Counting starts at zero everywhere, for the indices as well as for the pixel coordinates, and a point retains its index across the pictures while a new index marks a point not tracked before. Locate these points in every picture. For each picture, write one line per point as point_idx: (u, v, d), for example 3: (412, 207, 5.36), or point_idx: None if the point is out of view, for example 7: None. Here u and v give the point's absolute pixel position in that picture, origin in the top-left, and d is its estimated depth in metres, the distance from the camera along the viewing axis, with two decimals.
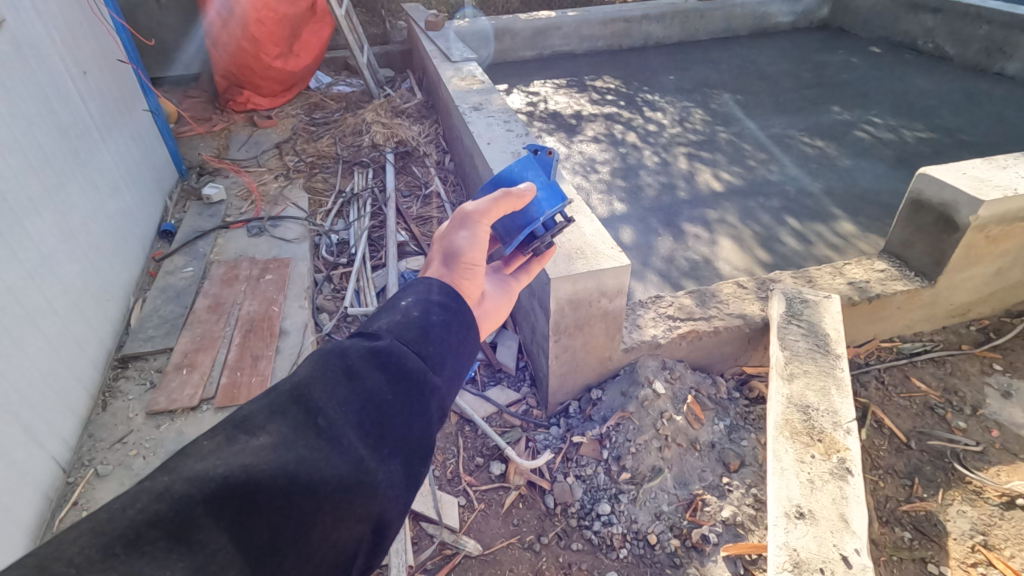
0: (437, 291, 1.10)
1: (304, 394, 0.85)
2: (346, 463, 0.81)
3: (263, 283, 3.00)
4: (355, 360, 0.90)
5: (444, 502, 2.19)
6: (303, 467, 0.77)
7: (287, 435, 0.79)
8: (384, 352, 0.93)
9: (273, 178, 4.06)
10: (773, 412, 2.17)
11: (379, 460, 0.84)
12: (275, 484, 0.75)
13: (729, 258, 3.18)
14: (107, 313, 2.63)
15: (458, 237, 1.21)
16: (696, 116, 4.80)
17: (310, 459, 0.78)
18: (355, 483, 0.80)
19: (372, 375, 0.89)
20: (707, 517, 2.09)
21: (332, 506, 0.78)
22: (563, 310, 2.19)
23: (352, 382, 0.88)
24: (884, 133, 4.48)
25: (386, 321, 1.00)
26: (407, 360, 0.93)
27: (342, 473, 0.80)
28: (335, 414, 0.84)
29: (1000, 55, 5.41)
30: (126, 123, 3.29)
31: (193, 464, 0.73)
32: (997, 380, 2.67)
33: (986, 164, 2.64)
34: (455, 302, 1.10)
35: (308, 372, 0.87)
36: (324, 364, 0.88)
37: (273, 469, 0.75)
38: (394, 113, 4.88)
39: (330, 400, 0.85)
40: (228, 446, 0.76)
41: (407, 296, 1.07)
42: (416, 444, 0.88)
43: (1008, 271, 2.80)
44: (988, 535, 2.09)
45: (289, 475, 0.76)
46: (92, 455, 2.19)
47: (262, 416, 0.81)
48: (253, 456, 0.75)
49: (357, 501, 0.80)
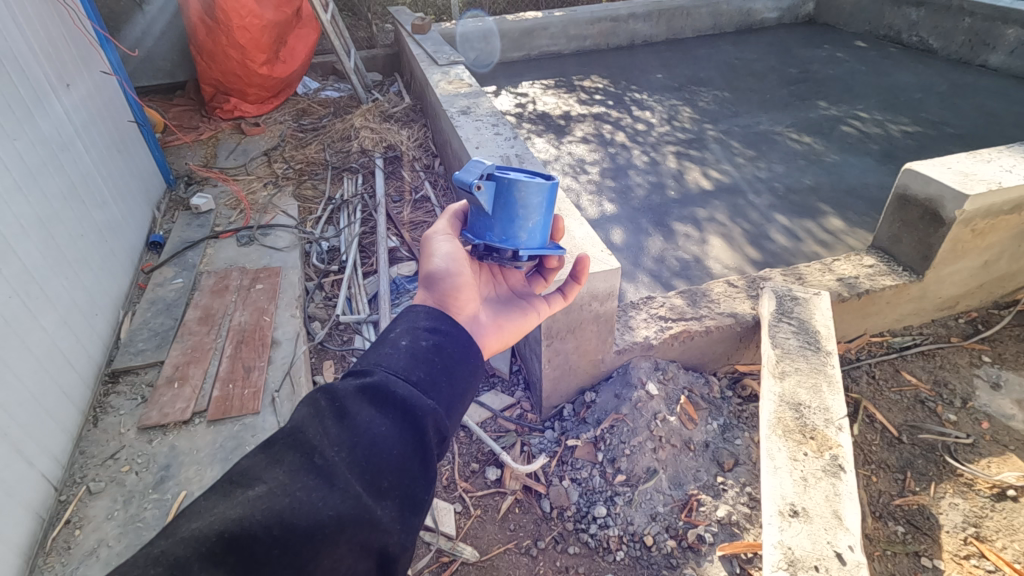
0: (427, 318, 1.14)
1: (299, 437, 0.87)
2: (344, 500, 0.82)
3: (254, 292, 2.99)
4: (346, 398, 0.92)
5: (440, 509, 2.19)
6: (299, 512, 0.79)
7: (283, 482, 0.81)
8: (374, 386, 0.95)
9: (262, 186, 4.04)
10: (766, 411, 2.17)
11: (376, 494, 0.86)
12: (271, 534, 0.77)
13: (720, 256, 3.20)
14: (96, 328, 2.61)
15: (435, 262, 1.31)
16: (684, 113, 4.82)
17: (306, 502, 0.80)
18: (354, 521, 0.82)
19: (364, 411, 0.91)
20: (702, 517, 2.10)
21: (333, 546, 0.80)
22: (555, 314, 2.19)
23: (345, 419, 0.90)
24: (870, 127, 4.51)
25: (375, 355, 1.03)
26: (398, 390, 0.95)
27: (339, 511, 0.81)
28: (330, 453, 0.86)
29: (983, 47, 5.46)
30: (112, 134, 3.27)
31: (191, 523, 0.76)
32: (986, 372, 2.69)
33: (970, 159, 2.66)
34: (443, 325, 1.14)
35: (306, 413, 0.90)
36: (317, 405, 0.91)
37: (268, 518, 0.78)
38: (383, 118, 4.87)
39: (324, 440, 0.87)
40: (226, 502, 0.79)
41: (396, 326, 1.11)
42: (415, 473, 0.90)
43: (995, 263, 2.83)
44: (979, 527, 2.11)
45: (284, 522, 0.78)
46: (84, 472, 2.18)
47: (262, 465, 0.84)
48: (248, 508, 0.78)
49: (357, 539, 0.82)
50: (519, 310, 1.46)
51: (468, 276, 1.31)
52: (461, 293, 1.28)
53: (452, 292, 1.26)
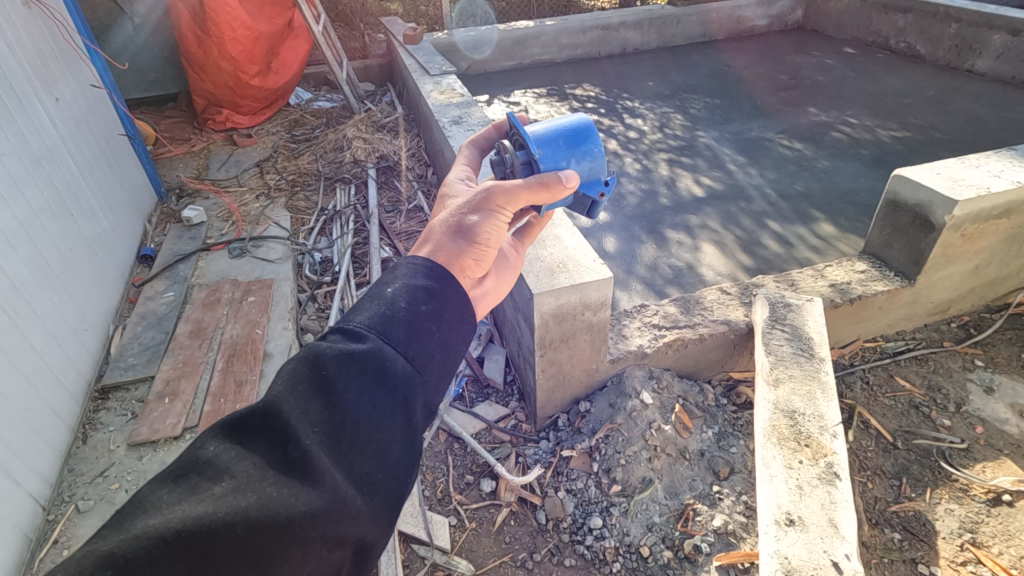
0: (419, 274, 1.08)
1: (275, 414, 0.85)
2: (318, 497, 0.80)
3: (246, 305, 2.97)
4: (332, 371, 0.90)
5: (434, 523, 2.18)
6: (266, 509, 0.76)
7: (252, 475, 0.79)
8: (366, 359, 0.92)
9: (254, 198, 4.02)
10: (761, 419, 2.17)
11: (357, 484, 0.85)
12: (234, 532, 0.74)
13: (712, 263, 3.20)
14: (86, 343, 2.59)
15: (472, 217, 1.22)
16: (676, 121, 4.84)
17: (276, 500, 0.78)
18: (329, 515, 0.80)
19: (351, 386, 0.89)
20: (698, 526, 2.09)
21: (305, 540, 0.78)
22: (548, 324, 2.19)
23: (328, 398, 0.88)
24: (860, 133, 4.55)
25: (368, 317, 0.99)
26: (390, 366, 0.94)
27: (312, 507, 0.79)
28: (308, 440, 0.83)
29: (970, 53, 5.51)
30: (102, 147, 3.26)
31: (149, 519, 0.73)
32: (980, 376, 2.70)
33: (959, 164, 2.68)
34: (438, 284, 1.08)
35: (283, 389, 0.87)
36: (297, 380, 0.88)
37: (232, 517, 0.75)
38: (375, 128, 4.88)
39: (302, 421, 0.84)
40: (189, 498, 0.76)
41: (394, 282, 1.06)
42: (400, 456, 0.90)
43: (985, 267, 2.84)
44: (976, 533, 2.11)
45: (249, 520, 0.75)
46: (73, 490, 2.15)
47: (231, 457, 0.81)
48: (211, 506, 0.75)
49: (332, 532, 0.80)
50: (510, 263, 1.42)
51: (492, 244, 1.23)
52: (484, 259, 1.21)
53: (474, 259, 1.19)
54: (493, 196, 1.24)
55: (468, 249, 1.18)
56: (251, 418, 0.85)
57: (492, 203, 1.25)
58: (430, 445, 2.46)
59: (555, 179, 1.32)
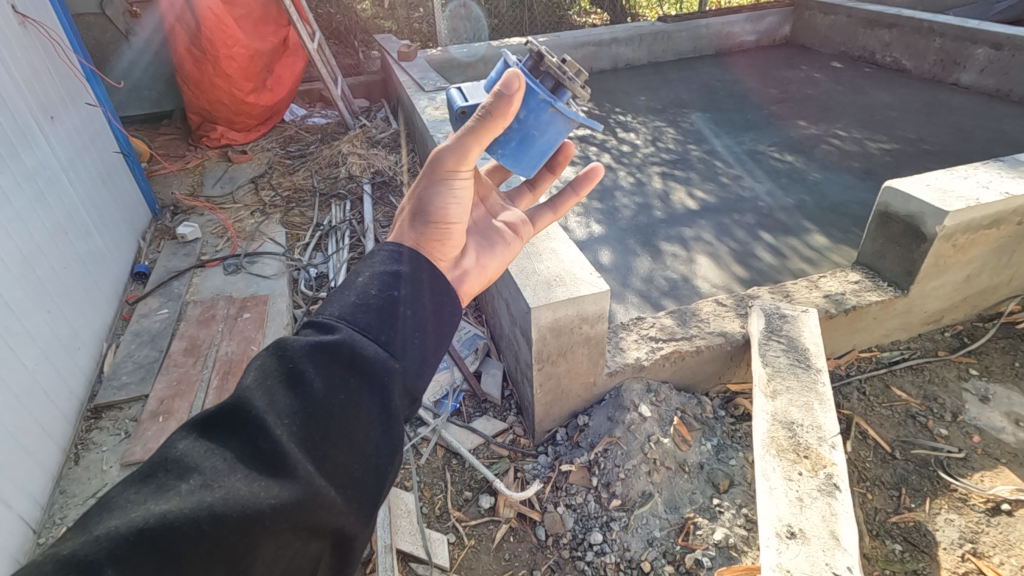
0: (395, 261, 1.11)
1: (245, 406, 0.83)
2: (290, 490, 0.79)
3: (242, 321, 2.95)
4: (301, 362, 0.89)
5: (433, 540, 2.15)
6: (233, 505, 0.74)
7: (221, 471, 0.77)
8: (337, 348, 0.92)
9: (249, 214, 4.02)
10: (759, 430, 2.17)
11: (330, 476, 0.85)
12: (199, 529, 0.72)
13: (708, 275, 3.22)
14: (78, 362, 2.57)
15: (432, 196, 1.22)
16: (668, 135, 4.90)
17: (245, 495, 0.76)
18: (301, 508, 0.79)
19: (323, 373, 0.89)
20: (699, 540, 2.07)
21: (279, 530, 0.77)
22: (545, 337, 2.19)
23: (298, 388, 0.87)
24: (850, 145, 4.61)
25: (339, 308, 0.99)
26: (365, 352, 0.94)
27: (284, 500, 0.78)
28: (278, 431, 0.82)
29: (955, 66, 5.61)
30: (97, 165, 3.25)
31: (110, 520, 0.71)
32: (975, 385, 2.71)
33: (948, 175, 2.72)
34: (408, 270, 1.11)
35: (252, 381, 0.86)
36: (265, 372, 0.88)
37: (197, 513, 0.72)
38: (370, 143, 4.90)
39: (271, 412, 0.83)
40: (155, 496, 0.74)
41: (362, 272, 1.07)
42: (378, 443, 0.91)
43: (977, 277, 2.86)
44: (976, 543, 2.10)
45: (214, 516, 0.73)
46: (65, 513, 2.11)
47: (200, 453, 0.79)
48: (177, 503, 0.73)
49: (305, 524, 0.80)
50: (499, 243, 1.46)
51: (460, 222, 1.25)
52: (449, 237, 1.24)
53: (440, 237, 1.23)
54: (443, 161, 1.21)
55: (431, 230, 1.21)
56: (220, 412, 0.84)
57: (444, 171, 1.21)
58: (428, 462, 2.44)
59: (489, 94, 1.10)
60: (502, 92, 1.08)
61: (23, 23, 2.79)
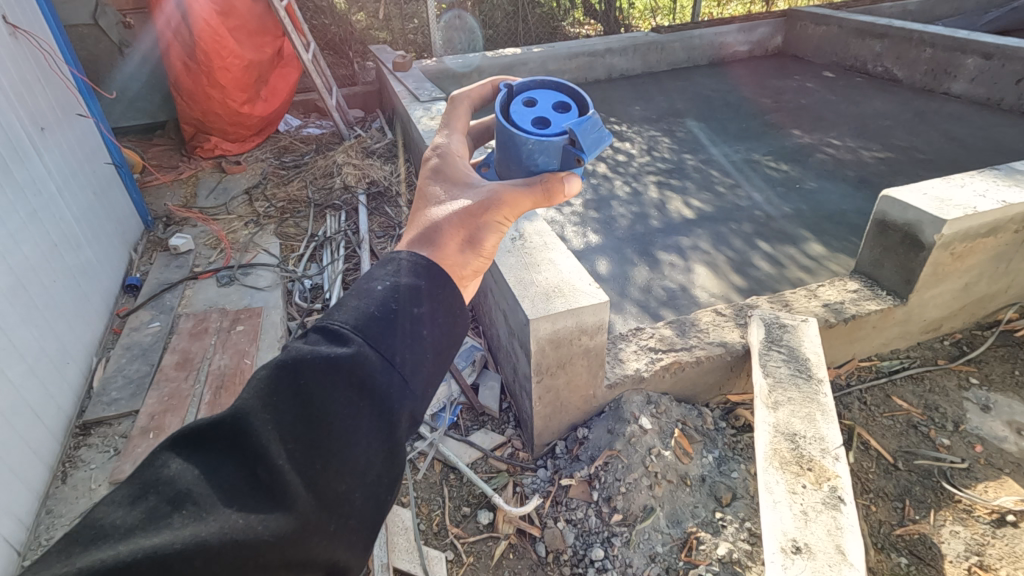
0: (412, 273, 1.00)
1: (244, 429, 0.80)
2: (286, 521, 0.76)
3: (235, 334, 2.90)
4: (308, 381, 0.84)
5: (431, 558, 2.10)
6: (229, 538, 0.71)
7: (215, 500, 0.74)
8: (348, 366, 0.86)
9: (243, 225, 3.98)
10: (761, 443, 2.14)
11: (328, 506, 0.80)
12: (190, 564, 0.69)
13: (706, 285, 3.20)
14: (67, 378, 2.51)
15: (483, 227, 1.14)
16: (663, 144, 4.91)
17: (241, 527, 0.73)
18: (297, 540, 0.76)
19: (331, 395, 0.84)
20: (702, 556, 2.03)
21: (273, 564, 0.74)
22: (544, 349, 2.16)
23: (301, 411, 0.82)
24: (844, 154, 4.62)
25: (352, 316, 0.92)
26: (376, 374, 0.88)
27: (281, 534, 0.75)
28: (279, 460, 0.79)
29: (946, 76, 5.66)
30: (89, 177, 3.22)
31: (97, 551, 0.67)
32: (976, 394, 2.69)
33: (944, 184, 2.73)
34: (429, 283, 1.00)
35: (254, 399, 0.82)
36: (269, 389, 0.83)
37: (188, 547, 0.69)
38: (365, 153, 4.88)
39: (273, 438, 0.80)
40: (146, 525, 0.71)
41: (381, 277, 0.97)
42: (380, 471, 0.86)
43: (975, 286, 2.86)
44: (982, 555, 2.07)
45: (207, 550, 0.70)
46: (51, 533, 2.05)
47: (193, 477, 0.76)
48: (169, 536, 0.70)
49: (299, 558, 0.76)
50: None
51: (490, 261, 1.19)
52: (478, 274, 1.17)
53: (476, 270, 1.15)
54: (504, 203, 1.17)
55: (473, 260, 1.12)
56: (216, 431, 0.80)
57: (501, 210, 1.17)
58: (425, 476, 2.40)
59: (566, 186, 1.22)
60: (567, 190, 1.24)
61: (14, 34, 2.75)
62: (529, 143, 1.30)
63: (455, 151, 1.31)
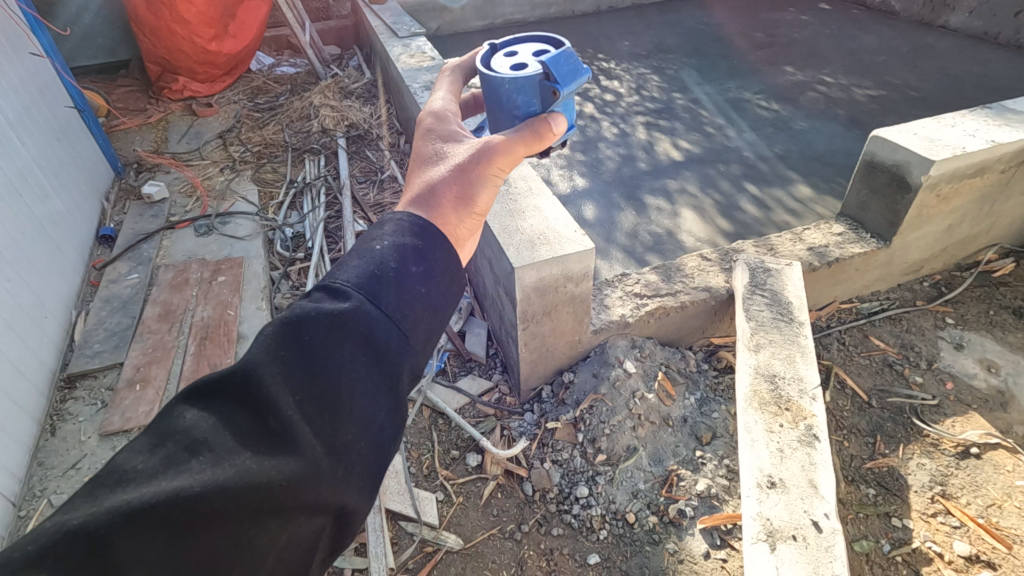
0: (407, 232, 0.98)
1: (254, 380, 0.78)
2: (299, 466, 0.75)
3: (216, 285, 2.86)
4: (314, 335, 0.83)
5: (422, 499, 2.17)
6: (246, 481, 0.71)
7: (231, 448, 0.73)
8: (351, 322, 0.85)
9: (218, 171, 3.85)
10: (742, 384, 2.20)
11: (336, 452, 0.80)
12: (210, 507, 0.68)
13: (692, 229, 3.19)
14: (46, 332, 2.47)
15: (474, 183, 1.11)
16: (653, 82, 4.75)
17: (256, 470, 0.72)
18: (310, 483, 0.76)
19: (336, 349, 0.83)
20: (682, 491, 2.13)
21: (286, 508, 0.74)
22: (530, 297, 2.15)
23: (309, 362, 0.81)
24: (836, 92, 4.51)
25: (352, 273, 0.90)
26: (376, 329, 0.87)
27: (294, 477, 0.74)
28: (289, 408, 0.78)
29: (944, 8, 5.47)
30: (50, 122, 3.06)
31: (121, 493, 0.66)
32: (950, 333, 2.77)
33: (935, 123, 2.69)
34: (427, 243, 0.99)
35: (263, 351, 0.81)
36: (277, 341, 0.82)
37: (208, 490, 0.68)
38: (343, 94, 4.67)
39: (283, 388, 0.79)
40: (166, 469, 0.69)
41: (379, 238, 0.95)
42: (384, 421, 0.86)
43: (957, 227, 2.87)
44: (946, 485, 2.18)
45: (227, 493, 0.69)
46: (44, 484, 2.07)
47: (209, 425, 0.75)
48: (188, 480, 0.68)
49: (311, 500, 0.76)
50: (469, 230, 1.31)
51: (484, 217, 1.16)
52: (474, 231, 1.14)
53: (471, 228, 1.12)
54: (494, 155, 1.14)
55: (468, 218, 1.10)
56: (228, 382, 0.78)
57: (492, 164, 1.14)
58: (414, 422, 2.44)
59: (549, 129, 1.21)
60: (552, 130, 1.22)
61: None
62: (507, 84, 1.25)
63: (449, 111, 1.29)
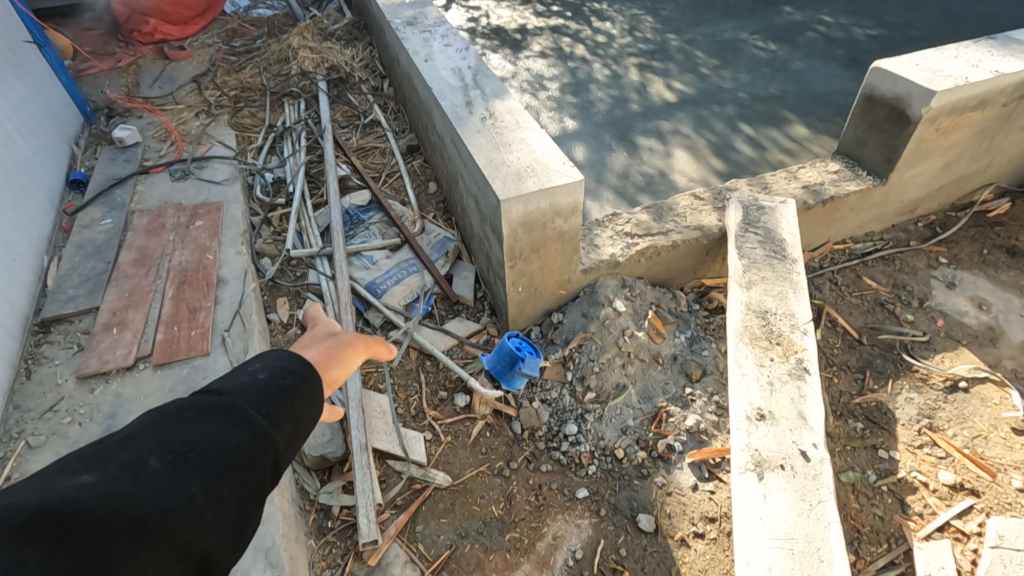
0: (291, 360, 1.03)
1: (145, 433, 0.83)
2: (173, 502, 0.77)
3: (194, 229, 2.76)
4: (200, 411, 0.88)
5: (409, 438, 2.15)
6: (123, 508, 0.73)
7: (115, 476, 0.75)
8: (235, 402, 0.91)
9: (193, 116, 3.68)
10: (733, 320, 2.16)
11: (209, 502, 0.81)
12: (85, 524, 0.69)
13: (685, 170, 3.11)
14: (16, 275, 2.37)
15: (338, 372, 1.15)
16: (646, 23, 4.56)
17: (137, 501, 0.75)
18: (186, 522, 0.77)
19: (217, 421, 0.87)
20: (671, 427, 2.12)
21: (147, 545, 0.73)
22: (516, 233, 2.08)
23: (197, 423, 0.86)
24: (836, 32, 4.36)
25: (232, 379, 0.95)
26: (249, 413, 0.90)
27: (169, 510, 0.76)
28: (174, 453, 0.82)
29: None
30: (8, 57, 2.86)
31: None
32: (943, 273, 2.74)
33: (937, 54, 2.58)
34: (300, 366, 1.03)
35: (151, 419, 0.86)
36: (165, 412, 0.87)
37: (80, 512, 0.70)
38: (323, 36, 4.45)
39: (171, 437, 0.83)
40: (43, 488, 0.71)
41: (255, 362, 1.00)
42: (254, 488, 0.87)
43: (954, 165, 2.81)
44: (933, 418, 2.19)
45: (110, 512, 0.72)
46: (22, 426, 2.01)
47: (93, 459, 0.78)
48: (68, 496, 0.70)
49: (182, 538, 0.77)
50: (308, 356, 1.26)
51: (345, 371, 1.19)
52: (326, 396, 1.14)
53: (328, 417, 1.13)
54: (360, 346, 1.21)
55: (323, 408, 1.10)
56: (120, 438, 0.82)
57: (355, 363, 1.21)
58: (401, 363, 2.40)
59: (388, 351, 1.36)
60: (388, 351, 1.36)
61: None
62: None
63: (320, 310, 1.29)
